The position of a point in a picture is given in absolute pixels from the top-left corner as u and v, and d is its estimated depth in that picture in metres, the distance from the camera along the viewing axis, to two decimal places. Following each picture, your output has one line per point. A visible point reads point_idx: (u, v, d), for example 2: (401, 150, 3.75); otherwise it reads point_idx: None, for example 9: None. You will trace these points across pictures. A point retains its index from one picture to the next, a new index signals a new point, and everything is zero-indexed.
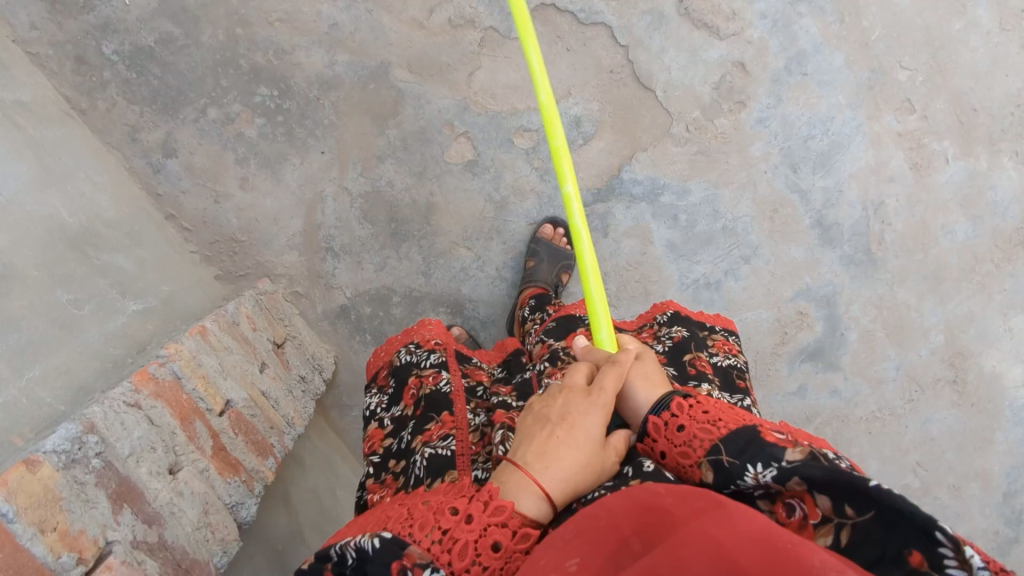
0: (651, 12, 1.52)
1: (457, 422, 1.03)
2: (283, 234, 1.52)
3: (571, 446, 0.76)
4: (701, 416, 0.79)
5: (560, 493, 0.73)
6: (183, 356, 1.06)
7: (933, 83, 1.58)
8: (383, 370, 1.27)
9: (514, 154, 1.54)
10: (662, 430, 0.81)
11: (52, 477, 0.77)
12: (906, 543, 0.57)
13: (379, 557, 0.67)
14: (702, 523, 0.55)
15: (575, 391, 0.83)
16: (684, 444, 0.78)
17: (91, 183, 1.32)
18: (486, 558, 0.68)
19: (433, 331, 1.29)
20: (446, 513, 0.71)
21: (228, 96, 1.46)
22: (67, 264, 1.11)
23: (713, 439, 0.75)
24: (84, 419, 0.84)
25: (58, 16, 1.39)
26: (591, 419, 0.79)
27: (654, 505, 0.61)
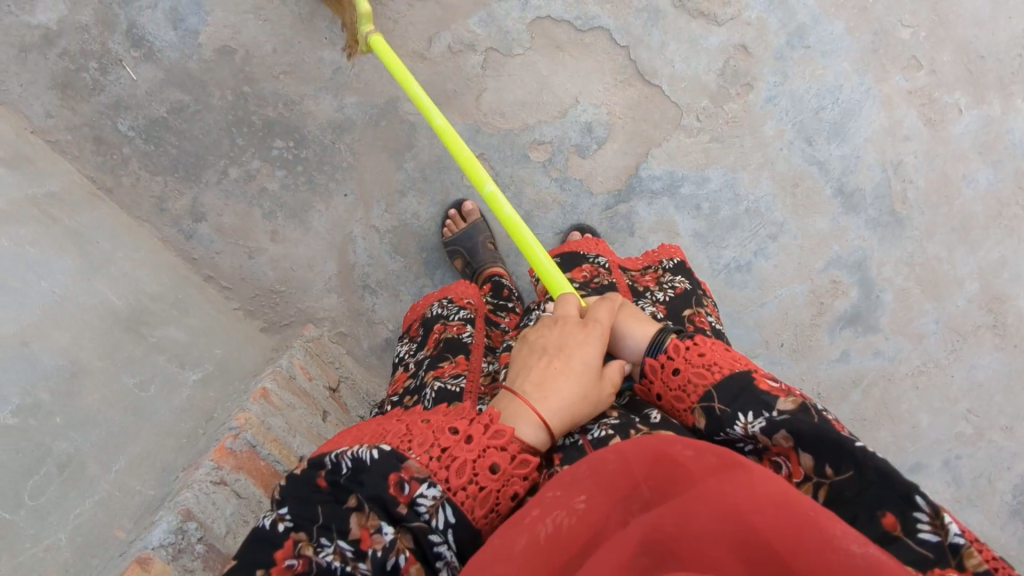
0: (646, 10, 1.53)
1: (470, 364, 1.06)
2: (320, 279, 1.53)
3: (568, 377, 0.81)
4: (697, 360, 0.83)
5: (559, 422, 0.78)
6: (252, 424, 1.13)
7: (936, 37, 1.60)
8: (417, 322, 1.32)
9: (532, 168, 1.55)
10: (659, 372, 0.85)
11: (165, 570, 0.91)
12: (881, 504, 0.64)
13: (376, 468, 0.70)
14: (723, 482, 0.54)
15: (570, 325, 0.89)
16: (679, 389, 0.83)
17: (130, 261, 1.34)
18: (483, 478, 0.70)
19: (468, 289, 1.33)
20: (446, 432, 0.73)
21: (246, 154, 1.48)
22: (126, 347, 1.14)
23: (707, 384, 0.80)
24: (180, 508, 0.97)
25: (71, 102, 1.42)
26: (586, 352, 0.85)
27: (668, 450, 0.59)
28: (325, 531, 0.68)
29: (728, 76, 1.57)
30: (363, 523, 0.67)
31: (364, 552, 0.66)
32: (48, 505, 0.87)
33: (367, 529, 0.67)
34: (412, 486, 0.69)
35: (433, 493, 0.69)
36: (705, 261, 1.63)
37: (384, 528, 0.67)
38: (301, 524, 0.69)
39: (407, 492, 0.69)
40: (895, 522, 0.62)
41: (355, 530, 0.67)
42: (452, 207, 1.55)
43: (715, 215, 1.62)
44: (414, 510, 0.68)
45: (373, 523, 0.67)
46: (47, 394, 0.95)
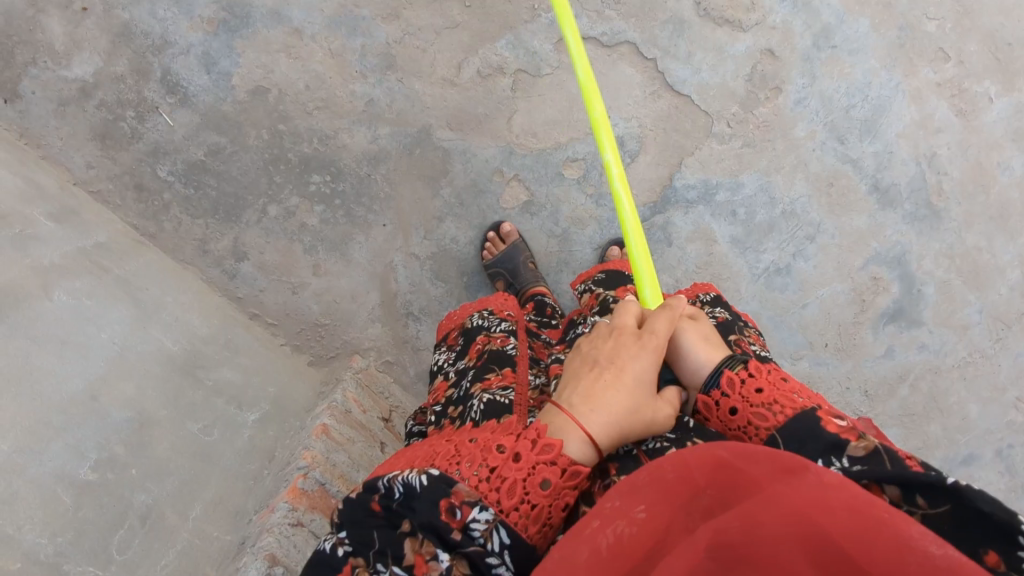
0: (671, 21, 1.54)
1: (518, 377, 1.03)
2: (363, 309, 1.54)
3: (618, 391, 0.77)
4: (754, 398, 0.78)
5: (606, 438, 0.74)
6: (319, 462, 1.16)
7: (962, 27, 1.59)
8: (454, 331, 1.28)
9: (566, 185, 1.56)
10: (714, 411, 0.82)
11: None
12: (982, 542, 0.57)
13: (427, 496, 0.68)
14: (787, 483, 0.52)
15: (627, 336, 0.85)
16: (740, 429, 0.79)
17: (179, 305, 1.34)
18: (534, 496, 0.69)
19: (507, 302, 1.30)
20: (495, 451, 0.72)
21: (284, 190, 1.50)
22: (187, 393, 1.14)
23: (770, 428, 0.76)
24: (264, 553, 0.98)
25: (111, 152, 1.44)
26: (641, 367, 0.81)
27: (734, 459, 0.57)
28: (381, 557, 0.68)
29: (757, 81, 1.58)
30: (417, 549, 0.67)
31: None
32: (135, 559, 0.88)
33: (421, 555, 0.67)
34: (464, 511, 0.68)
35: (486, 518, 0.67)
36: (744, 266, 1.64)
37: (439, 555, 0.67)
38: (358, 549, 0.69)
39: (459, 517, 0.68)
40: (998, 561, 0.56)
41: (409, 556, 0.67)
42: (490, 229, 1.55)
43: (752, 220, 1.62)
44: (468, 535, 0.67)
45: (427, 550, 0.67)
46: (120, 447, 0.96)
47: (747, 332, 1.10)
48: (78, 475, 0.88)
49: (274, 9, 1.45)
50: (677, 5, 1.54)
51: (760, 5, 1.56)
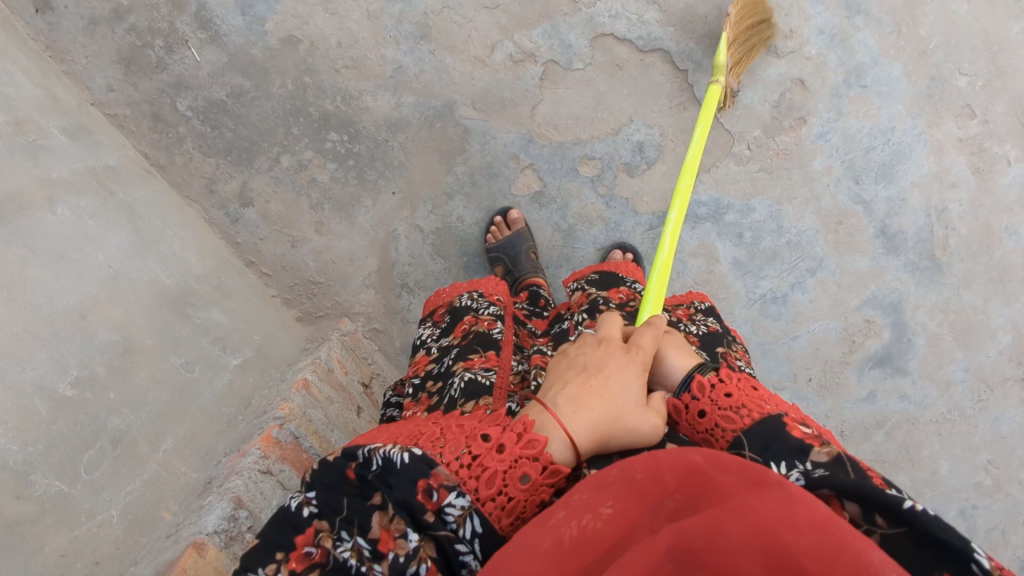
0: (709, 35, 1.52)
1: (501, 362, 1.04)
2: (359, 274, 1.54)
3: (604, 397, 0.78)
4: (724, 402, 0.80)
5: (588, 441, 0.75)
6: (296, 416, 1.16)
7: (992, 88, 1.58)
8: (441, 308, 1.27)
9: (580, 182, 1.56)
10: (683, 415, 0.84)
11: (220, 558, 0.93)
12: (935, 566, 0.58)
13: (405, 474, 0.68)
14: (756, 495, 0.52)
15: (613, 349, 0.87)
16: (707, 432, 0.81)
17: (179, 240, 1.34)
18: (512, 489, 0.69)
19: (498, 287, 1.30)
20: (480, 441, 0.73)
21: (300, 143, 1.49)
22: (174, 327, 1.14)
23: (736, 429, 0.77)
24: (231, 495, 0.99)
25: (134, 78, 1.44)
26: (626, 378, 0.82)
27: (704, 469, 0.57)
28: (346, 525, 0.68)
29: (783, 108, 1.58)
30: (385, 524, 0.67)
31: (382, 554, 0.66)
32: (103, 480, 0.89)
33: (389, 531, 0.67)
34: (441, 494, 0.68)
35: (461, 504, 0.68)
36: (742, 289, 1.65)
37: (408, 534, 0.66)
38: (325, 512, 0.69)
39: (434, 499, 0.68)
40: None
41: (375, 529, 0.67)
42: (497, 213, 1.55)
43: (757, 244, 1.63)
44: (441, 519, 0.68)
45: (397, 528, 0.66)
46: (102, 368, 0.96)
47: (734, 346, 1.12)
48: (58, 390, 0.88)
49: None
50: (717, 21, 1.52)
51: (799, 33, 1.55)
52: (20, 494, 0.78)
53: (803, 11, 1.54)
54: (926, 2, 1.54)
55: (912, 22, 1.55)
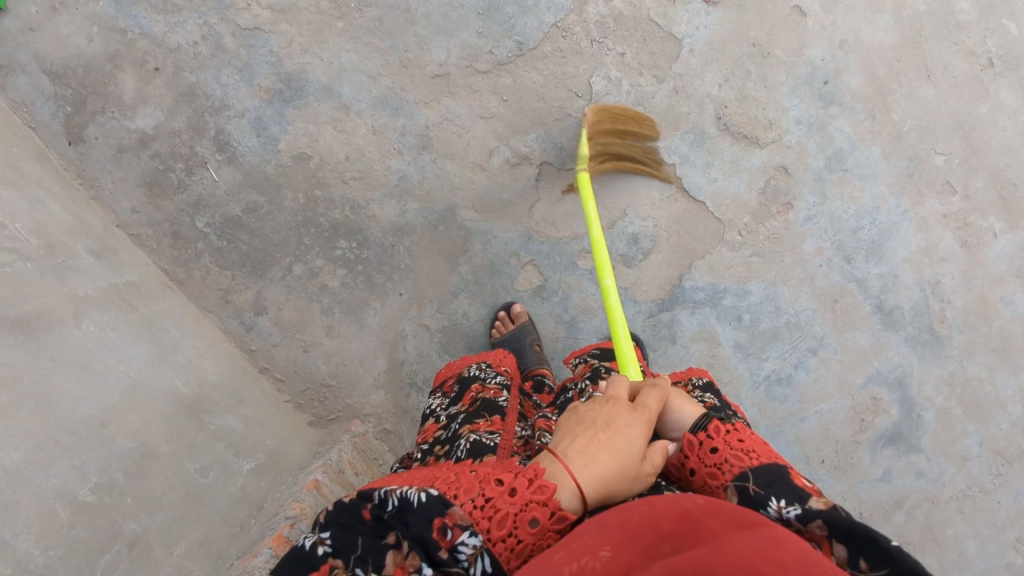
0: (693, 130, 1.62)
1: (505, 426, 1.06)
2: (369, 374, 1.59)
3: (611, 450, 0.78)
4: (735, 444, 0.82)
5: (595, 493, 0.75)
6: (307, 515, 1.18)
7: (969, 164, 1.65)
8: (451, 378, 1.31)
9: (578, 275, 1.62)
10: (695, 449, 0.84)
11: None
12: None
13: (422, 511, 0.70)
14: (742, 536, 0.55)
15: (622, 404, 0.86)
16: (714, 466, 0.82)
17: (195, 349, 1.40)
18: (522, 532, 0.71)
19: (506, 359, 1.34)
20: (492, 484, 0.74)
21: (311, 252, 1.56)
22: (190, 433, 1.18)
23: (743, 466, 0.79)
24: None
25: (156, 200, 1.53)
26: (634, 431, 0.82)
27: (697, 514, 0.60)
28: (361, 562, 0.69)
29: (769, 195, 1.64)
30: (400, 562, 0.69)
31: None
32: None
33: (404, 568, 0.69)
34: (455, 533, 0.69)
35: (474, 543, 0.69)
36: (746, 372, 1.68)
37: (423, 569, 0.69)
38: (339, 551, 0.71)
39: (449, 537, 0.69)
40: None
41: (391, 567, 0.69)
42: (501, 308, 1.61)
43: (756, 326, 1.67)
44: (455, 556, 0.69)
45: (411, 563, 0.69)
46: (120, 474, 0.99)
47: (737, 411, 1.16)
48: (78, 495, 0.91)
49: (327, 85, 1.54)
50: (699, 117, 1.62)
51: (778, 124, 1.62)
52: None
53: (780, 104, 1.62)
54: (896, 90, 1.63)
55: (885, 109, 1.63)
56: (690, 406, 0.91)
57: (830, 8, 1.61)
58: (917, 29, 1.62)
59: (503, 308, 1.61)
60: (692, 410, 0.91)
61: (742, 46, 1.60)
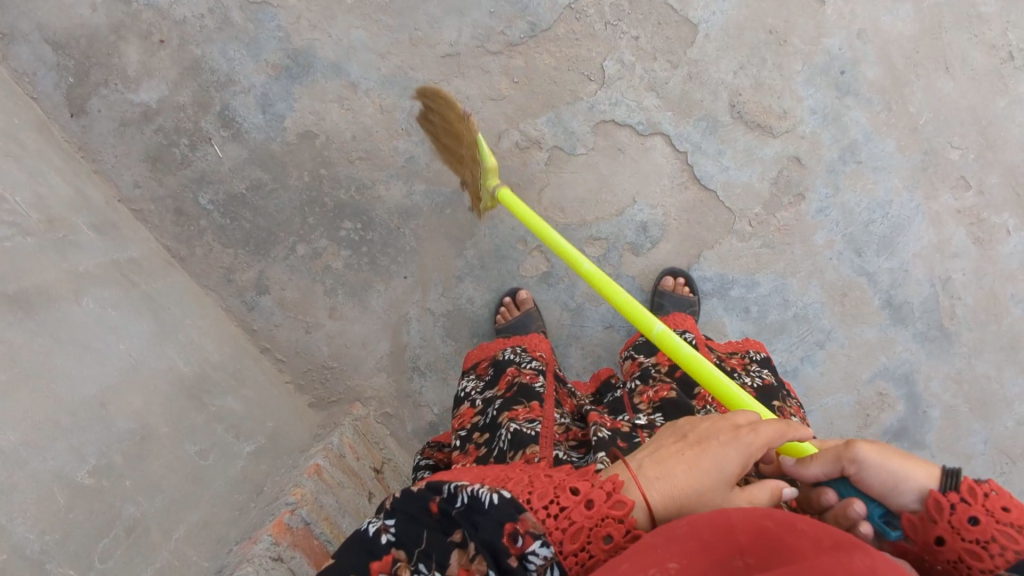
0: (706, 118, 1.59)
1: (545, 413, 1.05)
2: (371, 357, 1.57)
3: (692, 468, 0.71)
4: (1001, 515, 0.62)
5: (666, 512, 0.69)
6: (308, 501, 1.16)
7: (985, 159, 1.63)
8: (485, 362, 1.34)
9: (586, 261, 1.60)
10: (947, 514, 0.63)
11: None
12: None
13: (493, 513, 0.65)
14: (829, 557, 0.51)
15: (725, 424, 0.76)
16: (978, 543, 0.62)
17: (196, 328, 1.39)
18: (594, 548, 0.66)
19: (542, 345, 1.36)
20: (568, 491, 0.68)
21: (315, 232, 1.54)
22: (190, 414, 1.17)
23: (1022, 552, 0.60)
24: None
25: (159, 175, 1.50)
26: (731, 453, 0.72)
27: (776, 531, 0.56)
28: (424, 558, 0.66)
29: (781, 185, 1.62)
30: (466, 563, 0.64)
31: None
32: (117, 568, 0.89)
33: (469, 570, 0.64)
34: (525, 541, 0.64)
35: (544, 554, 0.64)
36: None
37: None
38: (404, 541, 0.67)
39: (519, 544, 0.64)
40: None
41: (454, 567, 0.65)
42: (506, 295, 1.58)
43: (763, 318, 1.65)
44: (523, 564, 0.64)
45: (477, 568, 0.64)
46: (119, 457, 0.98)
47: (789, 401, 1.14)
48: (76, 478, 0.90)
49: (335, 62, 1.51)
50: (713, 104, 1.59)
51: (792, 114, 1.60)
52: None
53: (795, 93, 1.59)
54: (914, 81, 1.60)
55: (902, 100, 1.60)
56: (916, 467, 0.67)
57: None
58: (937, 20, 1.59)
59: (507, 294, 1.59)
60: (922, 474, 0.67)
61: (758, 33, 1.57)
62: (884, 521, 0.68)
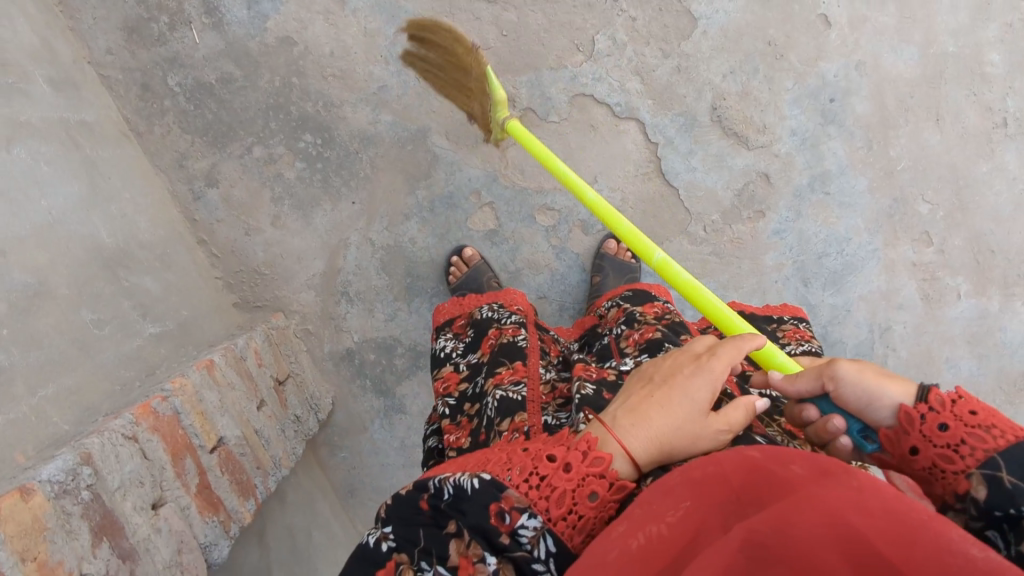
0: (684, 115, 1.58)
1: (529, 371, 1.06)
2: (304, 273, 1.60)
3: (665, 408, 0.75)
4: (968, 418, 0.64)
5: (647, 453, 0.72)
6: (185, 392, 1.02)
7: (953, 220, 1.61)
8: (461, 320, 1.34)
9: (535, 229, 1.61)
10: (917, 425, 0.66)
11: (44, 507, 0.69)
12: None
13: (476, 499, 0.68)
14: (822, 487, 0.53)
15: (687, 356, 0.82)
16: (949, 447, 0.64)
17: (133, 204, 1.38)
18: (582, 508, 0.67)
19: (517, 297, 1.35)
20: (545, 459, 0.70)
21: (275, 138, 1.54)
22: (97, 283, 1.13)
23: (989, 449, 0.61)
24: (80, 449, 0.78)
25: (133, 46, 1.49)
26: (697, 384, 0.77)
27: (768, 464, 0.58)
28: (425, 555, 0.70)
29: (744, 198, 1.61)
30: (463, 551, 0.68)
31: None
32: None
33: (467, 557, 0.68)
34: (513, 517, 0.67)
35: (533, 525, 0.66)
36: None
37: (487, 558, 0.67)
38: (403, 545, 0.71)
39: (507, 522, 0.67)
40: None
41: (453, 556, 0.68)
42: (454, 254, 1.59)
43: None
44: (516, 540, 0.67)
45: (474, 553, 0.67)
46: (5, 303, 0.90)
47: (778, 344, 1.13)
48: None
49: None
50: (694, 102, 1.57)
51: (772, 130, 1.58)
52: None
53: (780, 110, 1.57)
54: (901, 125, 1.58)
55: (884, 142, 1.58)
56: (890, 383, 0.70)
57: (855, 25, 1.54)
58: (939, 69, 1.56)
59: (455, 254, 1.60)
60: (896, 390, 0.69)
61: (756, 42, 1.55)
62: (863, 436, 0.73)
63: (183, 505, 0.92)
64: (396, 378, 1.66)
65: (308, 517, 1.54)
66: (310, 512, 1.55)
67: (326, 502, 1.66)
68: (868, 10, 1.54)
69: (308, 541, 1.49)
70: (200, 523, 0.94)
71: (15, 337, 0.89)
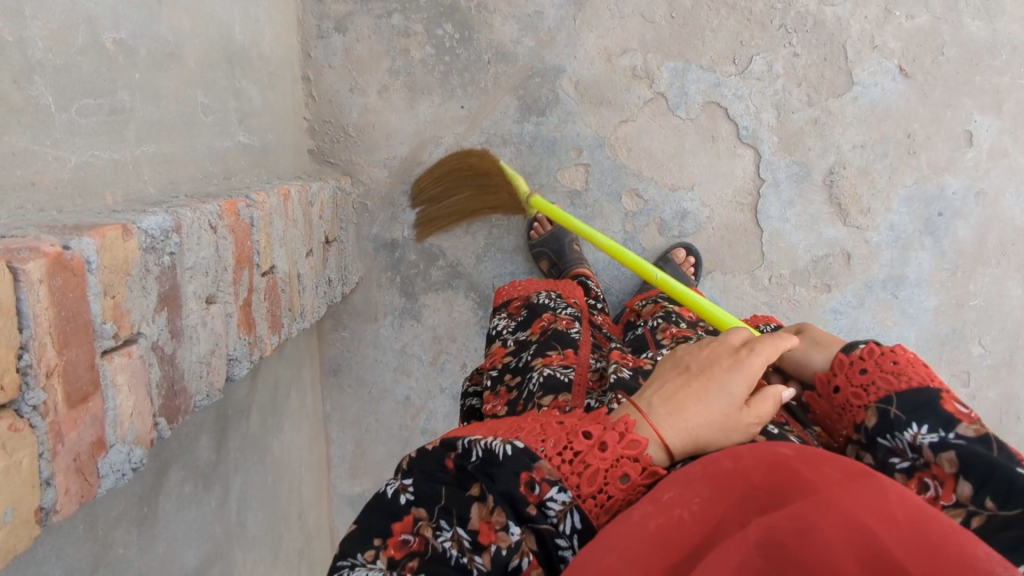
0: (799, 165, 1.57)
1: (578, 359, 1.04)
2: (386, 151, 1.58)
3: (703, 399, 0.68)
4: (886, 365, 0.72)
5: (682, 447, 0.66)
6: (264, 209, 1.03)
7: (997, 372, 1.63)
8: (517, 301, 1.34)
9: (616, 208, 1.61)
10: (844, 368, 0.75)
11: (135, 254, 0.68)
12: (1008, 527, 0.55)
13: (508, 465, 0.59)
14: (845, 488, 0.47)
15: (725, 349, 0.76)
16: (859, 387, 0.72)
17: (267, 15, 1.35)
18: (614, 488, 0.60)
19: (574, 291, 1.35)
20: (581, 435, 0.62)
21: (417, 14, 1.51)
22: (216, 72, 1.11)
23: (891, 389, 0.70)
24: (174, 215, 0.77)
25: None
26: (734, 378, 0.70)
27: (791, 461, 0.52)
28: (446, 514, 0.60)
29: (819, 267, 1.62)
30: (485, 516, 0.59)
31: (483, 546, 0.58)
32: (87, 128, 0.77)
33: (490, 523, 0.59)
34: (543, 488, 0.59)
35: (564, 500, 0.58)
36: None
37: (511, 527, 0.58)
38: (423, 500, 0.61)
39: (536, 493, 0.59)
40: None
41: (475, 520, 0.59)
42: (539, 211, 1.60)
43: None
44: (543, 512, 0.58)
45: (498, 520, 0.58)
46: (144, 51, 0.88)
47: None
48: (101, 35, 0.79)
49: None
50: (816, 158, 1.56)
51: (873, 216, 1.58)
52: (19, 81, 0.67)
53: (889, 202, 1.57)
54: (991, 265, 1.58)
55: (969, 274, 1.59)
56: (818, 351, 0.80)
57: (994, 155, 1.53)
58: None
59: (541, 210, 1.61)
60: (824, 356, 0.80)
61: (897, 129, 1.53)
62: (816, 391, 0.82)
63: (228, 312, 0.91)
64: (425, 287, 1.66)
65: (292, 377, 1.53)
66: (295, 373, 1.55)
67: (310, 369, 1.66)
68: (1013, 147, 1.52)
69: (286, 397, 1.49)
70: (235, 336, 0.94)
71: (141, 85, 0.88)
